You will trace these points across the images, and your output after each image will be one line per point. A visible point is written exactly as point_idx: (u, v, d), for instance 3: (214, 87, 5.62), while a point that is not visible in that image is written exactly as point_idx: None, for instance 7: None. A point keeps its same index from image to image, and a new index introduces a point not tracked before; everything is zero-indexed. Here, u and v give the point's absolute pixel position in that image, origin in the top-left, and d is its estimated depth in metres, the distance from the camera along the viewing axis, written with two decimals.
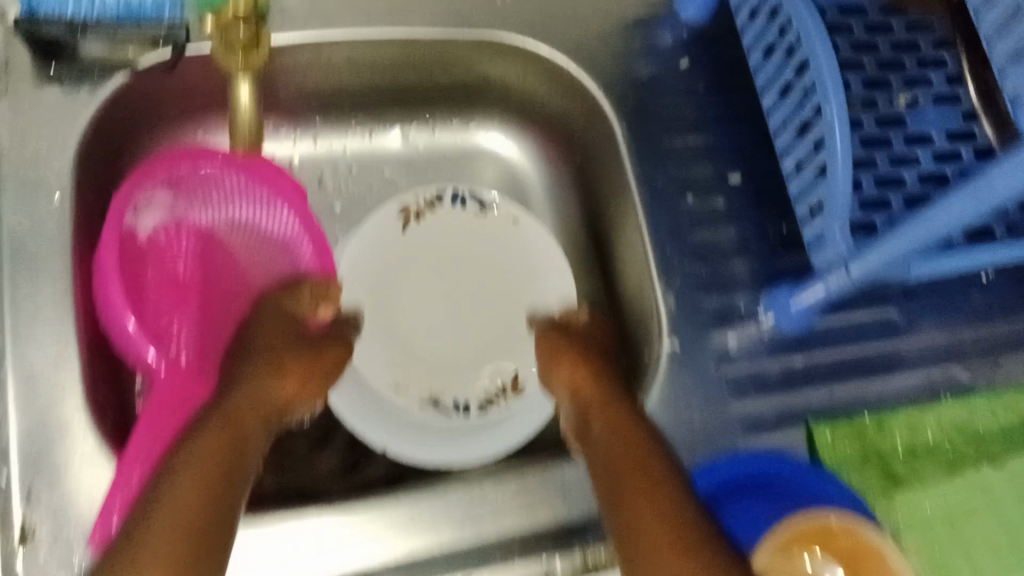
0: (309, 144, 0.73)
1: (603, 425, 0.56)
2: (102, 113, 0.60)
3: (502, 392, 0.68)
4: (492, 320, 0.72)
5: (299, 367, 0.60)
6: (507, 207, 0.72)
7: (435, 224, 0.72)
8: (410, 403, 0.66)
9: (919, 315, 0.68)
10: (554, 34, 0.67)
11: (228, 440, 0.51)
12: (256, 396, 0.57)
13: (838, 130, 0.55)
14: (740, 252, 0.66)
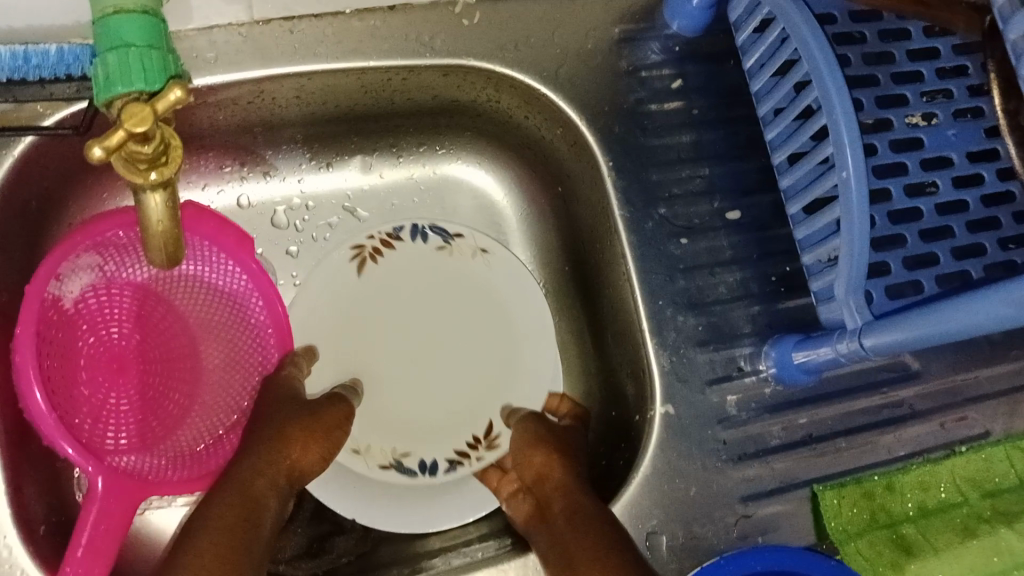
0: (262, 182, 0.67)
1: (563, 510, 0.52)
2: (14, 180, 0.52)
3: (474, 447, 0.63)
4: (464, 366, 0.66)
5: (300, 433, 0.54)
6: (473, 238, 0.66)
7: (394, 263, 0.66)
8: (370, 466, 0.61)
9: (932, 356, 0.62)
10: (530, 59, 0.60)
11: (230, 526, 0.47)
12: (262, 468, 0.51)
13: (855, 181, 0.49)
14: (740, 299, 0.60)
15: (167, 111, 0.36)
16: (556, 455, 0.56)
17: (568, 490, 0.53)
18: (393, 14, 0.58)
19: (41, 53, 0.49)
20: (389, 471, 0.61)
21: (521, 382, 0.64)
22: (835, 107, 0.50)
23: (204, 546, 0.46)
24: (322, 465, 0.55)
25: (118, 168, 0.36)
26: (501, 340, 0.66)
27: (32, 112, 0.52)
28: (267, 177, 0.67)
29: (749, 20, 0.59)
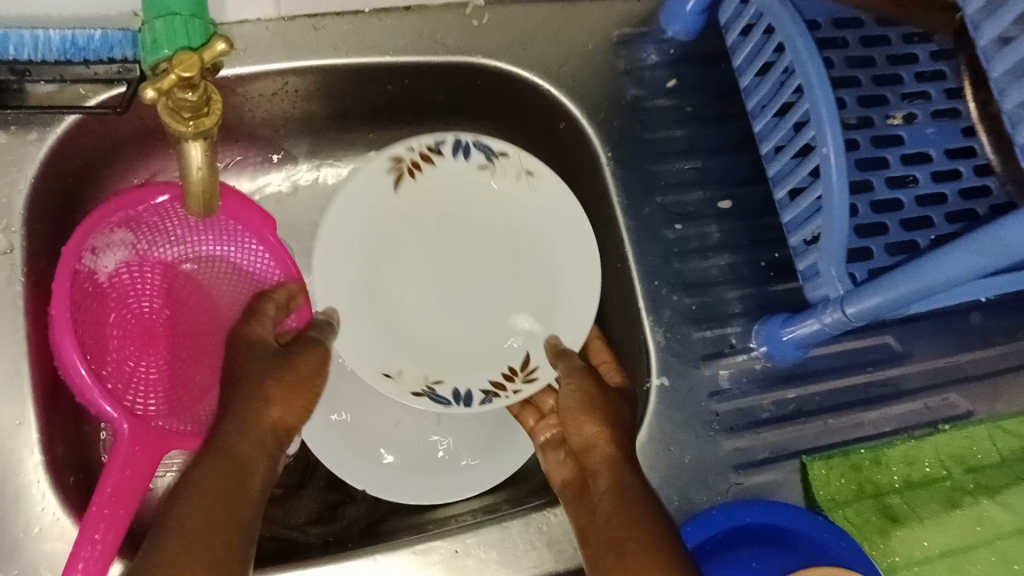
0: (284, 179, 0.71)
1: (604, 486, 0.51)
2: (57, 156, 0.56)
3: (510, 379, 0.64)
4: (496, 296, 0.67)
5: (280, 389, 0.53)
6: (517, 158, 0.65)
7: (432, 178, 0.66)
8: (403, 393, 0.62)
9: (914, 340, 0.66)
10: (534, 57, 0.65)
11: (224, 481, 0.46)
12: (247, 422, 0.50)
13: (834, 159, 0.53)
14: (732, 281, 0.64)
15: (210, 65, 0.40)
16: (607, 426, 0.55)
17: (613, 462, 0.52)
18: (408, 14, 0.63)
19: (87, 36, 0.53)
20: (421, 397, 0.62)
21: (562, 319, 0.65)
22: (814, 92, 0.54)
23: (192, 505, 0.44)
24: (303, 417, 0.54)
25: (161, 113, 0.41)
26: (539, 272, 0.67)
27: (75, 94, 0.56)
28: (289, 173, 0.71)
29: (736, 22, 0.63)
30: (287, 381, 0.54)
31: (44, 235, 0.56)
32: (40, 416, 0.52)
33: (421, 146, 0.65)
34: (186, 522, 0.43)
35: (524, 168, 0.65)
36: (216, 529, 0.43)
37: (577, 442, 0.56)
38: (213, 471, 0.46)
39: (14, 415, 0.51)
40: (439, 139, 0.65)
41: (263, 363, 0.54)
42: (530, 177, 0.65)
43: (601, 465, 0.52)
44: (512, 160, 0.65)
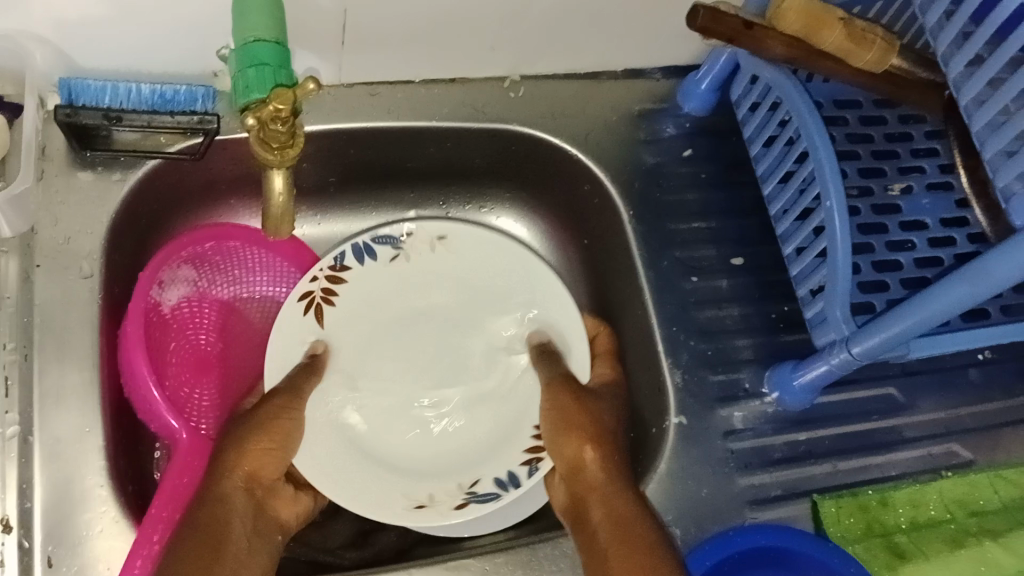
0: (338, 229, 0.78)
1: (602, 517, 0.55)
2: (135, 197, 0.63)
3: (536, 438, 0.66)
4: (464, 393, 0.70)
5: (252, 457, 0.58)
6: (427, 229, 0.69)
7: (355, 288, 0.69)
8: (447, 513, 0.63)
9: (917, 391, 0.70)
10: (563, 125, 0.72)
11: (207, 536, 0.51)
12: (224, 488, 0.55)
13: (837, 211, 0.59)
14: (743, 330, 0.69)
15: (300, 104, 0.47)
16: (594, 445, 0.59)
17: (609, 486, 0.57)
18: (453, 85, 0.70)
19: (175, 91, 0.61)
20: (467, 508, 0.64)
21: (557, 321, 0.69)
22: (819, 153, 0.60)
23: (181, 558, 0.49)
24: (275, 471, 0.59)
25: (253, 143, 0.48)
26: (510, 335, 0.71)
27: (157, 143, 0.62)
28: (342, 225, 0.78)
29: (746, 99, 0.70)
30: (261, 449, 0.58)
31: (119, 266, 0.63)
32: (107, 430, 0.57)
33: (324, 270, 0.67)
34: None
35: (434, 236, 0.69)
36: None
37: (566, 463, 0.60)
38: (194, 535, 0.51)
39: (85, 421, 0.56)
40: (341, 254, 0.67)
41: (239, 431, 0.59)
42: (444, 238, 0.70)
43: (591, 488, 0.57)
44: (419, 235, 0.69)
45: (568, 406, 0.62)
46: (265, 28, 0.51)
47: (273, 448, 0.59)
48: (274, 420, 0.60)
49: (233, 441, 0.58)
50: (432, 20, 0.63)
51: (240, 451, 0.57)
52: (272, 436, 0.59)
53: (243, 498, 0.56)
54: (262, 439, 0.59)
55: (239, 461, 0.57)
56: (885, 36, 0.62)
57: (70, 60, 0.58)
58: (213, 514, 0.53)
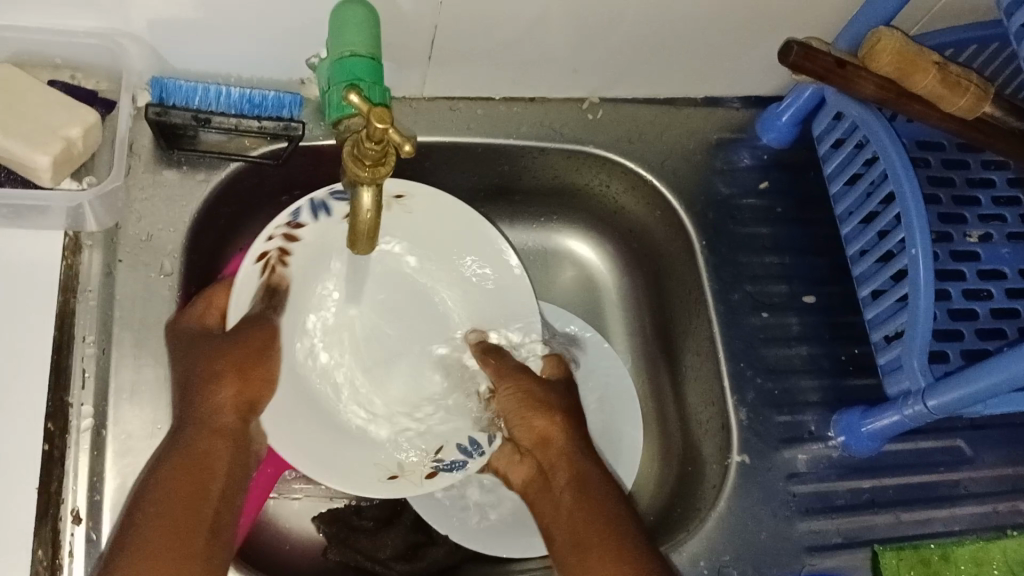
0: None
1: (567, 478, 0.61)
2: (218, 197, 0.64)
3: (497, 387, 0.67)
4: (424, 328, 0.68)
5: (232, 377, 0.56)
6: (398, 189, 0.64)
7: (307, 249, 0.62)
8: (421, 483, 0.61)
9: (987, 446, 0.68)
10: (639, 150, 0.71)
11: (186, 487, 0.52)
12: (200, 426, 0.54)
13: (922, 259, 0.58)
14: (811, 371, 0.68)
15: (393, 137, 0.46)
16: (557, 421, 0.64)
17: (573, 454, 0.62)
18: (532, 104, 0.70)
19: (263, 96, 0.61)
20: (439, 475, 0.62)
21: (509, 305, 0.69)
22: (906, 196, 0.59)
23: (153, 517, 0.51)
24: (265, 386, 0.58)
25: (348, 159, 0.48)
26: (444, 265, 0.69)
27: (241, 145, 0.63)
28: None
29: (830, 135, 0.69)
30: (246, 362, 0.57)
31: (196, 265, 0.64)
32: None
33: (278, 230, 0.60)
34: (153, 529, 0.50)
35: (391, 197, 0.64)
36: (187, 540, 0.51)
37: (529, 439, 0.64)
38: (173, 481, 0.52)
39: (156, 418, 0.57)
40: (297, 209, 0.60)
41: (217, 347, 0.57)
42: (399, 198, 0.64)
43: (559, 461, 0.62)
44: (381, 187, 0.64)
45: (518, 391, 0.65)
46: (362, 44, 0.51)
47: (260, 363, 0.58)
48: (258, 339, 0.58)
49: (223, 359, 0.56)
50: (522, 40, 0.63)
51: (235, 373, 0.56)
52: (259, 360, 0.58)
53: (232, 427, 0.56)
54: (255, 368, 0.57)
55: (223, 383, 0.56)
56: (981, 84, 0.62)
57: (164, 60, 0.59)
58: (201, 453, 0.54)
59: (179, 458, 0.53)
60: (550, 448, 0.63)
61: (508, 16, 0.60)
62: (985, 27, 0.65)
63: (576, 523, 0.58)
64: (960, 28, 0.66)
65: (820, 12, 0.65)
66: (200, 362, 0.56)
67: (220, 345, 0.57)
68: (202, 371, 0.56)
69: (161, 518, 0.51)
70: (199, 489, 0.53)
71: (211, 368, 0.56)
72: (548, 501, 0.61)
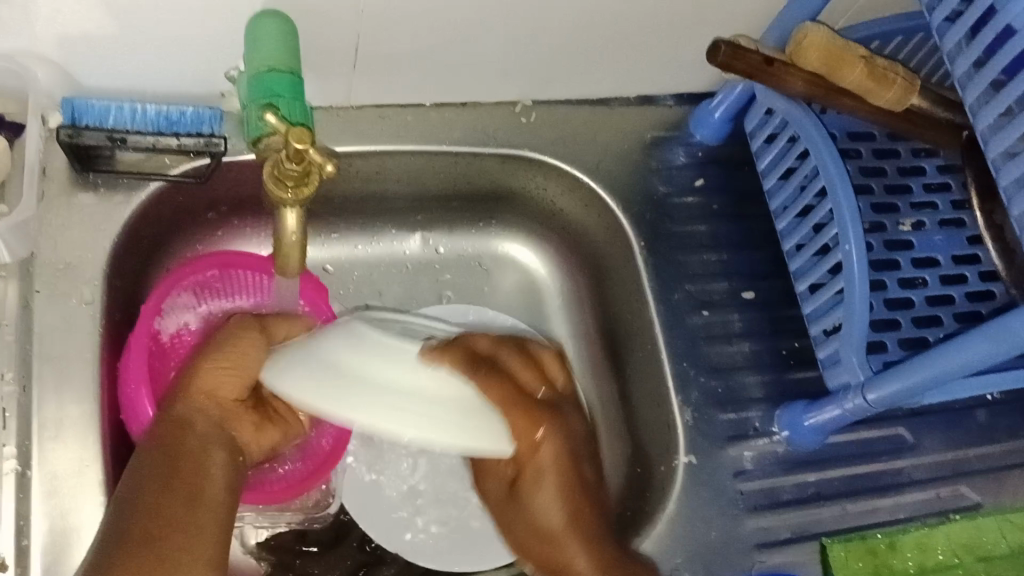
0: (346, 251, 0.76)
1: (540, 488, 0.62)
2: (139, 219, 0.61)
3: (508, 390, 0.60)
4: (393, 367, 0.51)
5: (228, 361, 0.57)
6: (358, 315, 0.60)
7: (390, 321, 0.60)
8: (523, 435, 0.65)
9: (927, 431, 0.69)
10: (574, 152, 0.71)
11: (169, 455, 0.54)
12: (198, 400, 0.57)
13: (856, 254, 0.58)
14: (754, 368, 0.68)
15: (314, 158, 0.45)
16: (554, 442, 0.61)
17: (556, 468, 0.62)
18: (464, 110, 0.69)
19: (181, 112, 0.59)
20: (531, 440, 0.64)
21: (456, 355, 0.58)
22: (838, 192, 0.59)
23: (138, 472, 0.53)
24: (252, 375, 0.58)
25: (268, 180, 0.47)
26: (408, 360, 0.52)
27: (160, 164, 0.60)
28: (352, 246, 0.76)
29: (762, 130, 0.69)
30: (241, 348, 0.57)
31: (119, 290, 0.61)
32: (108, 466, 0.56)
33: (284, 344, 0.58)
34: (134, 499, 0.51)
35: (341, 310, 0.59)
36: (162, 514, 0.51)
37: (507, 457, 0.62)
38: (156, 451, 0.54)
39: (83, 455, 0.55)
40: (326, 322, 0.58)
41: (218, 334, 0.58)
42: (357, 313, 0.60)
43: (544, 470, 0.61)
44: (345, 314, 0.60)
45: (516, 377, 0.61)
46: (280, 58, 0.50)
47: (231, 369, 0.57)
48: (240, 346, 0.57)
49: (214, 346, 0.58)
50: (449, 45, 0.62)
51: (223, 360, 0.57)
52: (229, 356, 0.57)
53: (204, 424, 0.57)
54: (239, 351, 0.57)
55: (198, 386, 0.57)
56: (906, 75, 0.62)
57: (74, 79, 0.56)
58: (189, 427, 0.56)
59: (156, 448, 0.54)
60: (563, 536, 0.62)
61: (433, 22, 0.58)
62: (907, 19, 0.66)
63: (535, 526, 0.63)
64: (884, 19, 0.66)
65: (747, 8, 0.65)
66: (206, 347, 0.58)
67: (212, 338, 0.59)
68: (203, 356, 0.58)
69: (133, 506, 0.51)
70: (172, 471, 0.53)
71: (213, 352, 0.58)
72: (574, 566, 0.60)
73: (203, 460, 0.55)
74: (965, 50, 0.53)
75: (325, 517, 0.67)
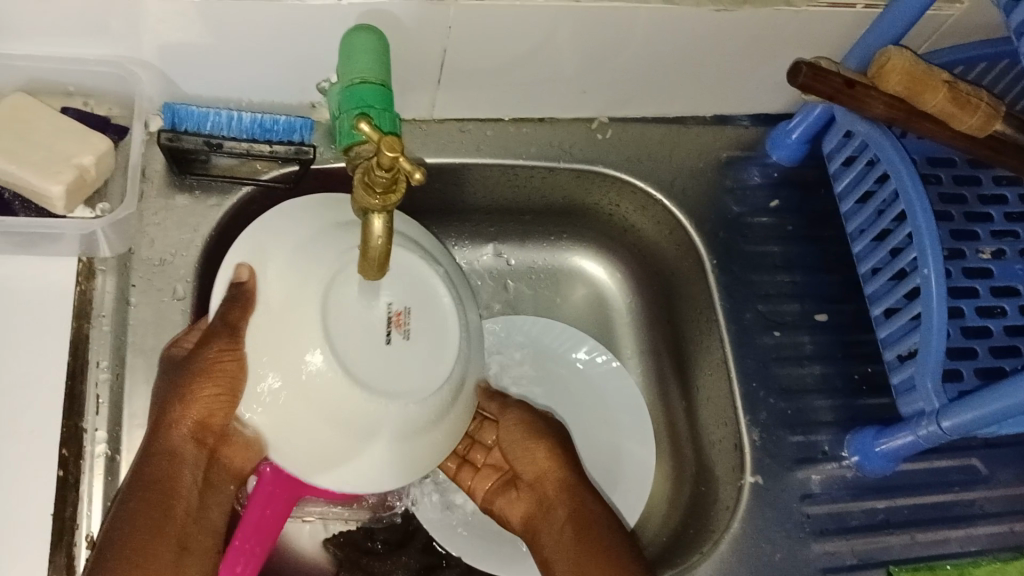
0: None
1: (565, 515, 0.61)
2: (230, 221, 0.64)
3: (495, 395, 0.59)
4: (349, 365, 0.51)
5: (216, 384, 0.52)
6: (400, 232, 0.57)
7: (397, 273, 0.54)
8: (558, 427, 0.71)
9: (1001, 464, 0.68)
10: (648, 169, 0.72)
11: (157, 493, 0.53)
12: (179, 425, 0.54)
13: (934, 279, 0.58)
14: (824, 391, 0.68)
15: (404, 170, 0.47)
16: (555, 459, 0.64)
17: (573, 488, 0.63)
18: (541, 125, 0.71)
19: (274, 120, 0.62)
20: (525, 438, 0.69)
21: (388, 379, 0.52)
22: (917, 217, 0.59)
23: (128, 514, 0.52)
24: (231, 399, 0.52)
25: (357, 187, 0.48)
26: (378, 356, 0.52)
27: (252, 169, 0.63)
28: None
29: (840, 153, 0.69)
30: (227, 370, 0.52)
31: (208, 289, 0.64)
32: None
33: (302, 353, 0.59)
34: (118, 544, 0.51)
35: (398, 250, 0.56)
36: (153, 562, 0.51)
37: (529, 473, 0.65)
38: (142, 487, 0.52)
39: None
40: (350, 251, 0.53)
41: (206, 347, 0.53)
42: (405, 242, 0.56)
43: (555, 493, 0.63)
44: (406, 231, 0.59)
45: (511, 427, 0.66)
46: (373, 72, 0.52)
47: (223, 395, 0.52)
48: (228, 369, 0.52)
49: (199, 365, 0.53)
50: (530, 62, 0.63)
51: (207, 383, 0.52)
52: (219, 379, 0.52)
53: (191, 451, 0.54)
54: (223, 370, 0.52)
55: (187, 410, 0.53)
56: (991, 103, 0.62)
57: (177, 86, 0.60)
58: (173, 462, 0.53)
59: (144, 485, 0.53)
60: (547, 482, 0.64)
61: (515, 40, 0.60)
62: (993, 45, 0.65)
63: (567, 543, 0.60)
64: (969, 45, 0.66)
65: (828, 31, 0.65)
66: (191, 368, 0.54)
67: (199, 359, 0.53)
68: (189, 378, 0.53)
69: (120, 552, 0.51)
70: (161, 516, 0.52)
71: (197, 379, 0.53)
72: (547, 536, 0.62)
73: (178, 490, 0.54)
74: None
75: (394, 514, 0.69)
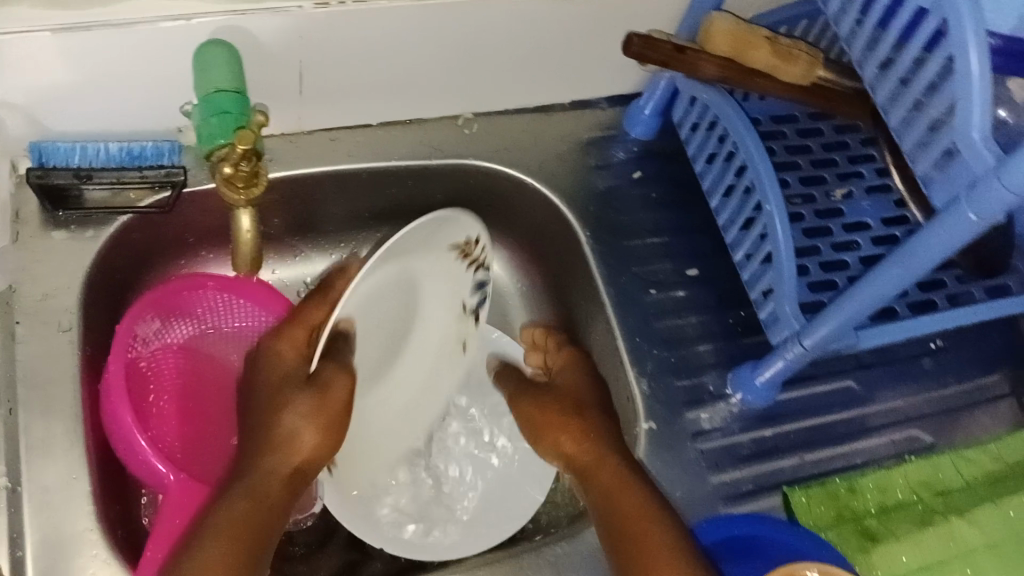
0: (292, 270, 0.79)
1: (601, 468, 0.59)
2: (110, 252, 0.66)
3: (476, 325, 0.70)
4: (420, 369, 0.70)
5: (317, 419, 0.57)
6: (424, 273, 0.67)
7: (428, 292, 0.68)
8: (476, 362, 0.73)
9: (876, 383, 0.73)
10: (517, 157, 0.76)
11: (255, 502, 0.54)
12: (258, 450, 0.57)
13: (777, 214, 0.63)
14: (704, 337, 0.72)
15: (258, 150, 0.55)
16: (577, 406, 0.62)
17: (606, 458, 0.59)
18: (410, 126, 0.74)
19: (143, 147, 0.64)
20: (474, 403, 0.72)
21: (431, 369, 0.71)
22: (757, 162, 0.64)
23: (232, 504, 0.54)
24: (328, 449, 0.57)
25: (222, 184, 0.56)
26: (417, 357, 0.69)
27: (127, 198, 0.64)
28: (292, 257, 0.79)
29: (688, 118, 0.74)
30: (331, 405, 0.57)
31: (95, 321, 0.65)
32: (94, 477, 0.59)
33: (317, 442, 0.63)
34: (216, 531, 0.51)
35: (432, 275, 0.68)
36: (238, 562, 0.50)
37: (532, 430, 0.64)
38: (242, 492, 0.54)
39: (71, 469, 0.58)
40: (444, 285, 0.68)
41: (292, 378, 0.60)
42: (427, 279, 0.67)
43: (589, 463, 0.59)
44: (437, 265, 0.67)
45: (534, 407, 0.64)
46: (227, 81, 0.54)
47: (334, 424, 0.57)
48: (335, 404, 0.57)
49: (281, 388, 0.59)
50: (387, 65, 0.67)
51: (314, 414, 0.57)
52: (333, 420, 0.57)
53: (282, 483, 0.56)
54: (334, 401, 0.57)
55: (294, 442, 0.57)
56: (809, 51, 0.67)
57: (40, 124, 0.61)
58: (260, 479, 0.55)
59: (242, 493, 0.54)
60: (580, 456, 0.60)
61: (369, 44, 0.64)
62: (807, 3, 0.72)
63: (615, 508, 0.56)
64: (786, 6, 0.72)
65: (658, 6, 0.70)
66: (275, 398, 0.59)
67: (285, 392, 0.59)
68: (277, 402, 0.59)
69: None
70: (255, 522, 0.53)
71: (284, 409, 0.58)
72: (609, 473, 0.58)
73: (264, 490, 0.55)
74: (847, 10, 0.56)
75: (311, 515, 0.69)
